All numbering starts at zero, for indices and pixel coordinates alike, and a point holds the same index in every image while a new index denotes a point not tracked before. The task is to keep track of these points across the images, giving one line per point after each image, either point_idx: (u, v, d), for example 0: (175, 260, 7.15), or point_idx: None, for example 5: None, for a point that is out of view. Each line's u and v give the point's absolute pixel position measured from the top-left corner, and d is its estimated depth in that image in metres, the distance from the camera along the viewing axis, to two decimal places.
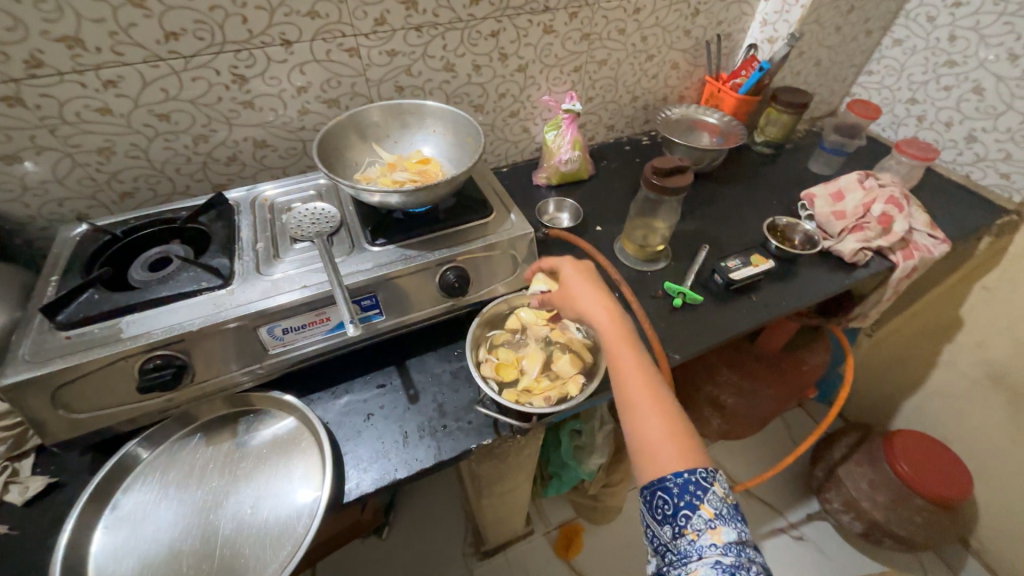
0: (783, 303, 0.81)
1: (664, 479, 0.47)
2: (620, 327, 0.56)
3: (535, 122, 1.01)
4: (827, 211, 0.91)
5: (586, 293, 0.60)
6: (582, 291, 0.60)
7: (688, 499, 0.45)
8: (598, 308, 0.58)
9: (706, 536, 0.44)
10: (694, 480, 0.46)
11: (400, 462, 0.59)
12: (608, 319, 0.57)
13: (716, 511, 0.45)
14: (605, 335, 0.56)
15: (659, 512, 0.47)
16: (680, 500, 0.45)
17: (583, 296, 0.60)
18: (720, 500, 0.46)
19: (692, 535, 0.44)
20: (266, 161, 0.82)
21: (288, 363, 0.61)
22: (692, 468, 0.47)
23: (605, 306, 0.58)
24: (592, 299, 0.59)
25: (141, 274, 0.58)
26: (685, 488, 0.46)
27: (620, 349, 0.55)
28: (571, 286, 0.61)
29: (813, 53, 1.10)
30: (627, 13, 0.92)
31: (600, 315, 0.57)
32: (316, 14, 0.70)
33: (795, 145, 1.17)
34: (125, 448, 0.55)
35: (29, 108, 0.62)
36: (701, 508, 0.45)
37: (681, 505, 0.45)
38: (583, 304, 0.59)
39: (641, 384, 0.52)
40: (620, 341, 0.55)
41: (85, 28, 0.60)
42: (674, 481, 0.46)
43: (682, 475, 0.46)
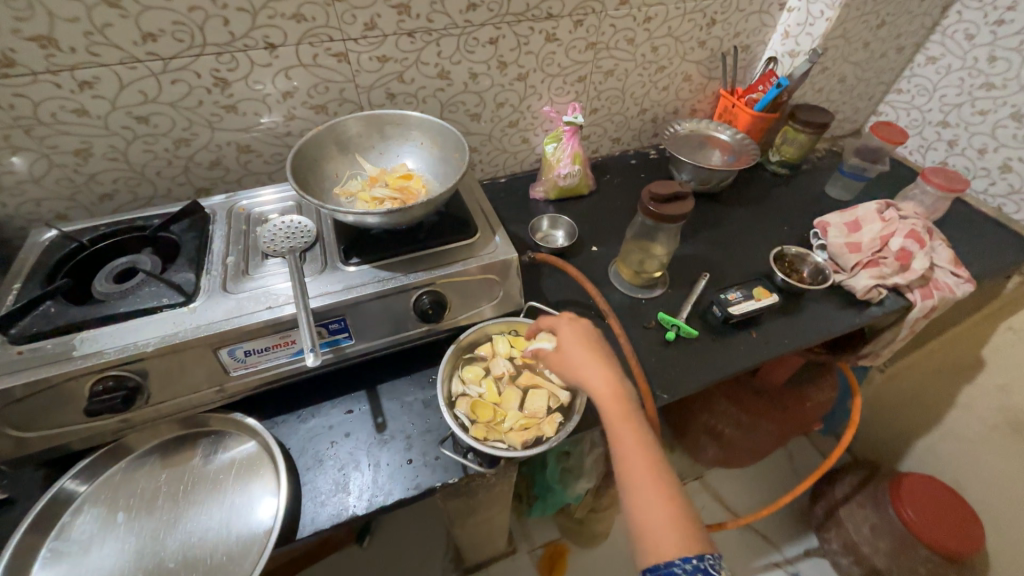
0: (785, 341, 0.75)
1: (667, 560, 0.44)
2: (624, 400, 0.53)
3: (535, 133, 0.96)
4: (841, 241, 0.85)
5: (584, 358, 0.56)
6: (578, 355, 0.57)
7: None
8: (596, 375, 0.54)
9: None
10: (702, 564, 0.44)
11: (360, 497, 0.56)
12: (608, 388, 0.53)
13: None
14: (605, 407, 0.52)
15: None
16: None
17: (583, 360, 0.56)
18: None
19: None
20: (250, 166, 0.79)
21: (251, 385, 0.59)
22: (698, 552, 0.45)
23: (606, 376, 0.54)
24: (591, 365, 0.55)
25: (104, 287, 0.56)
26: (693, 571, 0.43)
27: (622, 425, 0.51)
28: (568, 351, 0.57)
29: (838, 69, 1.03)
30: (636, 22, 0.87)
31: (598, 382, 0.54)
32: (302, 17, 0.66)
33: (812, 166, 1.10)
34: (61, 481, 0.52)
35: (3, 108, 0.61)
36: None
37: None
38: (580, 368, 0.56)
39: (644, 463, 0.49)
40: (620, 414, 0.52)
41: (58, 28, 0.57)
42: (682, 567, 0.44)
43: (689, 559, 0.44)
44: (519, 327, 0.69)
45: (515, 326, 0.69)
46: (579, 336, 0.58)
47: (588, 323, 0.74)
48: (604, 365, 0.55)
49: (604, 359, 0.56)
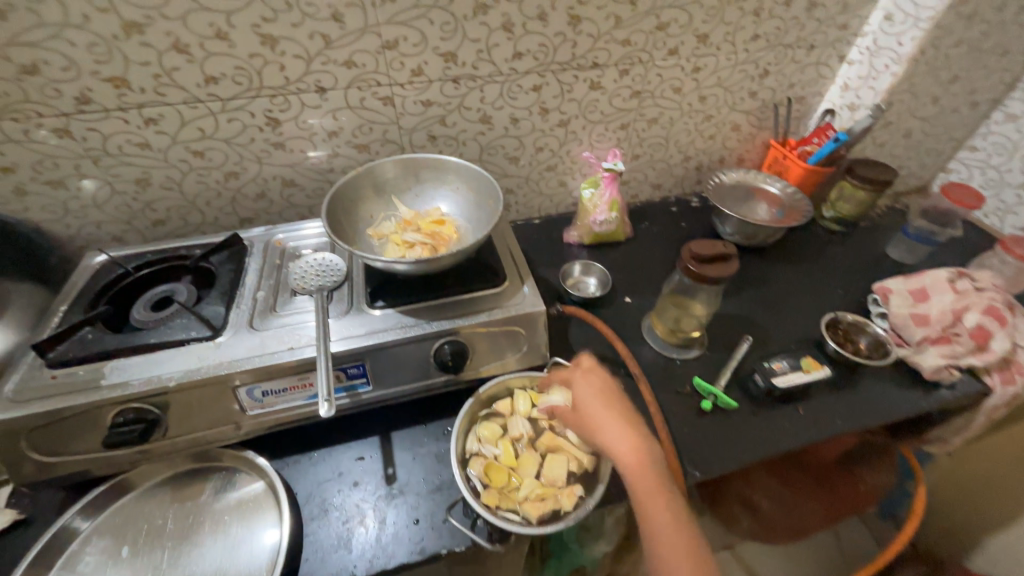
0: (837, 420, 0.68)
1: None
2: (647, 462, 0.49)
3: (573, 177, 0.95)
4: (905, 312, 0.77)
5: (606, 415, 0.53)
6: (597, 411, 0.54)
7: None
8: (620, 435, 0.51)
9: None
10: None
11: (361, 557, 0.53)
12: (634, 453, 0.50)
13: None
14: (629, 473, 0.49)
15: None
16: None
17: (608, 417, 0.53)
18: None
19: None
20: (293, 199, 0.82)
21: (266, 425, 0.58)
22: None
23: (627, 433, 0.51)
24: (614, 424, 0.52)
25: (140, 315, 0.58)
26: None
27: (650, 491, 0.48)
28: (587, 409, 0.54)
29: (903, 123, 0.97)
30: (685, 72, 0.85)
31: (623, 443, 0.50)
32: (353, 64, 0.69)
33: (871, 223, 1.03)
34: (63, 518, 0.52)
35: (76, 140, 0.66)
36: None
37: None
38: (602, 427, 0.52)
39: (680, 540, 0.45)
40: (648, 480, 0.48)
41: (132, 71, 0.62)
42: None
43: None
44: (542, 383, 0.65)
45: (537, 382, 0.65)
46: (598, 389, 0.56)
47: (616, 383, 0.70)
48: (628, 426, 0.52)
49: (626, 417, 0.53)
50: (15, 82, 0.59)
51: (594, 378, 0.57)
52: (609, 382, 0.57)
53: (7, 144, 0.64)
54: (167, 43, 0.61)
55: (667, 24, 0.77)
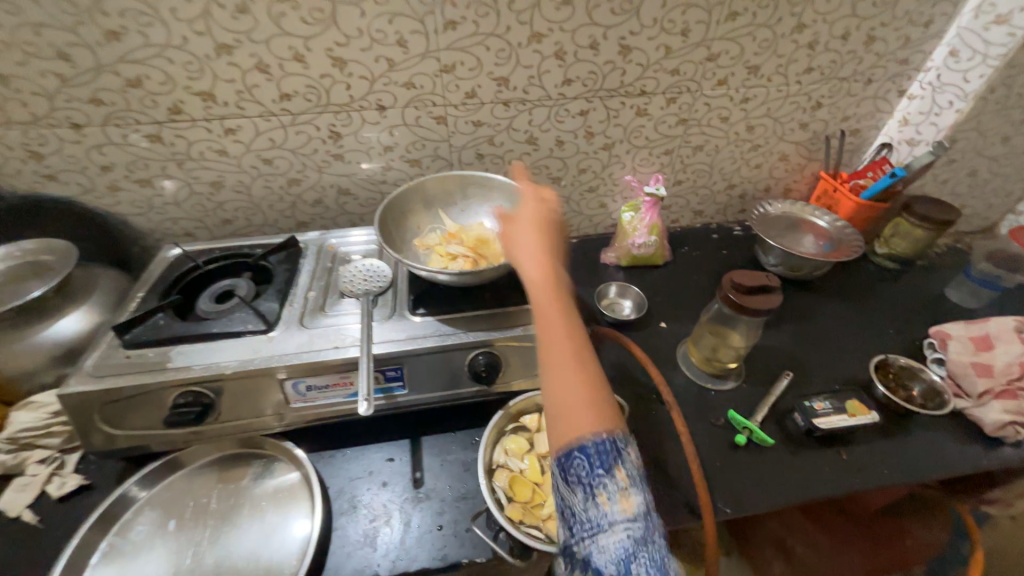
0: (885, 469, 0.64)
1: (577, 434, 0.40)
2: (555, 282, 0.48)
3: (614, 199, 0.96)
4: (965, 359, 0.72)
5: (530, 236, 0.52)
6: (523, 237, 0.52)
7: (603, 463, 0.39)
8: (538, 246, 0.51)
9: (618, 508, 0.38)
10: (612, 443, 0.40)
11: (385, 558, 0.54)
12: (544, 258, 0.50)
13: (630, 476, 0.39)
14: (534, 291, 0.48)
15: (580, 488, 0.39)
16: (596, 464, 0.39)
17: (537, 236, 0.52)
18: (634, 469, 0.40)
19: (603, 502, 0.38)
20: (346, 207, 0.87)
21: (307, 418, 0.61)
22: (612, 431, 0.40)
23: (541, 255, 0.50)
24: (530, 243, 0.52)
25: (205, 306, 0.63)
26: (601, 449, 0.39)
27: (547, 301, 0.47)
28: (510, 233, 0.53)
29: (968, 161, 0.92)
30: (733, 102, 0.85)
31: (534, 263, 0.49)
32: (412, 85, 0.74)
33: (930, 263, 0.97)
34: (125, 485, 0.56)
35: (165, 145, 0.73)
36: (614, 471, 0.39)
37: (595, 468, 0.39)
38: (520, 250, 0.51)
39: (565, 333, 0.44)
40: (551, 297, 0.47)
41: (218, 86, 0.69)
42: (591, 441, 0.39)
43: (601, 436, 0.39)
44: None
45: None
46: (535, 221, 0.54)
47: (647, 409, 0.69)
48: (548, 245, 0.52)
49: (547, 248, 0.51)
50: (121, 93, 0.67)
51: (537, 214, 0.55)
52: (542, 212, 0.55)
53: (109, 146, 0.72)
54: (251, 64, 0.67)
55: (717, 55, 0.78)
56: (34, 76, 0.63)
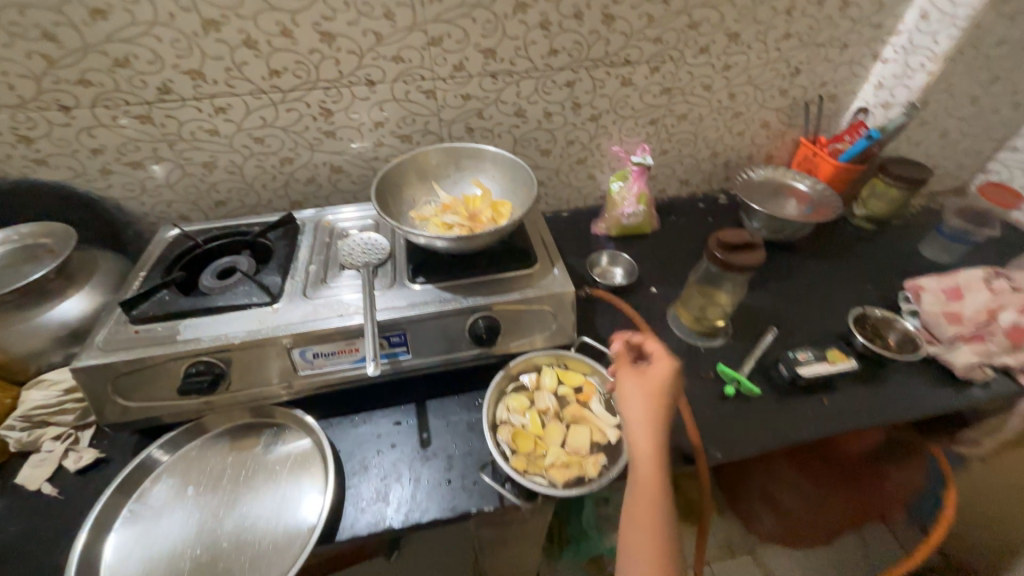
0: (863, 411, 0.68)
1: None
2: (659, 460, 0.50)
3: (602, 170, 0.98)
4: (938, 310, 0.77)
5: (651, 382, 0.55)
6: (635, 407, 0.52)
7: None
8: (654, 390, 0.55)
9: None
10: None
11: (397, 511, 0.57)
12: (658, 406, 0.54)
13: None
14: (639, 467, 0.50)
15: None
16: None
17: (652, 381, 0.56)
18: None
19: None
20: (339, 185, 0.88)
21: (315, 386, 0.63)
22: None
23: (649, 430, 0.51)
24: (638, 410, 0.52)
25: (208, 282, 0.65)
26: None
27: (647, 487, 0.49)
28: (627, 393, 0.54)
29: (939, 122, 0.96)
30: (715, 70, 0.87)
31: (644, 442, 0.51)
32: (400, 59, 0.74)
33: (905, 223, 1.02)
34: (148, 449, 0.59)
35: (156, 125, 0.73)
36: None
37: None
38: (632, 421, 0.52)
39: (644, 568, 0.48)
40: (652, 483, 0.49)
41: (207, 64, 0.69)
42: None
43: None
44: (569, 362, 0.69)
45: (563, 359, 0.69)
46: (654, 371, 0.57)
47: None
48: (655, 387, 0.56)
49: (661, 421, 0.51)
50: (109, 73, 0.67)
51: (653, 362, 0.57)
52: (664, 383, 0.53)
53: (99, 129, 0.72)
54: (239, 40, 0.68)
55: (698, 22, 0.80)
56: (20, 58, 0.63)
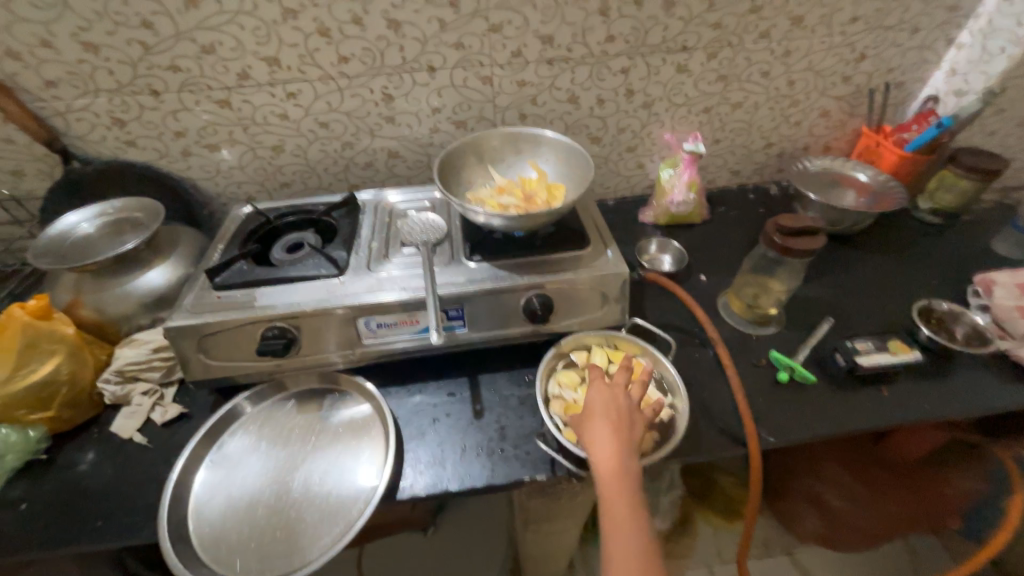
0: (928, 405, 0.66)
1: None
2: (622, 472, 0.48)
3: (652, 159, 0.98)
4: (1011, 304, 0.72)
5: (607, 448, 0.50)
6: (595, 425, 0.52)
7: None
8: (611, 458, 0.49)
9: None
10: None
11: (454, 475, 0.59)
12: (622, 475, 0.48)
13: None
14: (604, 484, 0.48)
15: None
16: None
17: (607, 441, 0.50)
18: None
19: None
20: (395, 169, 0.91)
21: (376, 355, 0.67)
22: None
23: (611, 444, 0.50)
24: (602, 428, 0.51)
25: (280, 255, 0.69)
26: None
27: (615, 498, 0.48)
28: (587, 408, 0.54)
29: (1017, 111, 0.91)
30: (774, 56, 0.85)
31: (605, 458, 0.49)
32: (461, 46, 0.77)
33: (974, 218, 0.97)
34: (234, 401, 0.64)
35: (233, 110, 0.79)
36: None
37: None
38: (593, 439, 0.51)
39: None
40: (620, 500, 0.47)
41: (283, 51, 0.73)
42: None
43: None
44: (619, 343, 0.70)
45: (614, 340, 0.70)
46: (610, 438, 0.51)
47: (691, 352, 0.73)
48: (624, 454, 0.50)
49: (619, 435, 0.51)
50: (196, 59, 0.72)
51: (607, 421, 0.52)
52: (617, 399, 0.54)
53: (183, 112, 0.77)
54: (313, 28, 0.72)
55: (760, 6, 0.79)
56: (121, 45, 0.69)
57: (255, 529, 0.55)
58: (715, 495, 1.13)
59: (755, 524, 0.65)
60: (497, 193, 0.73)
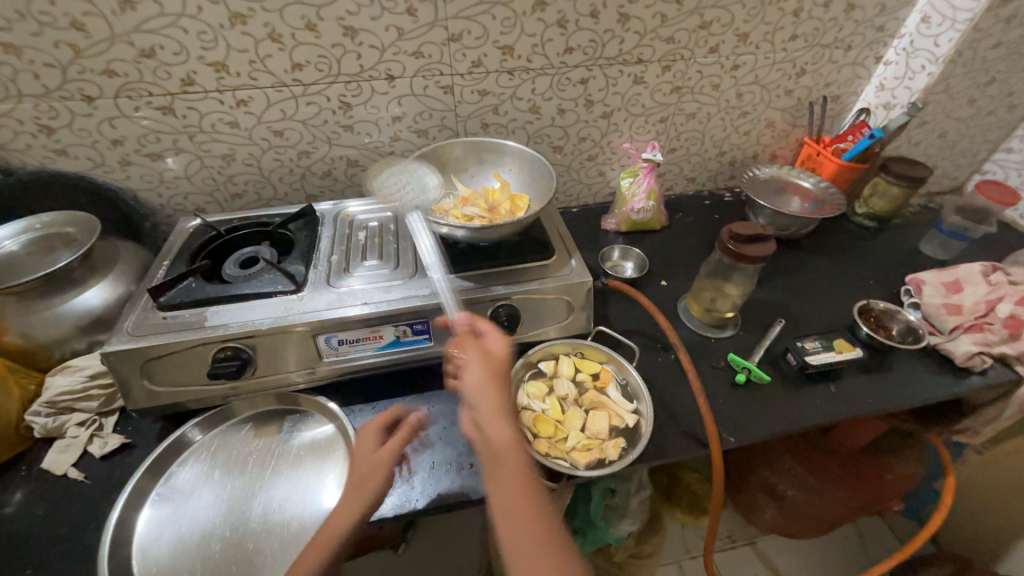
0: (869, 399, 0.70)
1: None
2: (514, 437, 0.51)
3: (612, 167, 1.00)
4: (938, 301, 0.79)
5: (489, 404, 0.52)
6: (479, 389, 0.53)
7: None
8: (494, 412, 0.52)
9: None
10: None
11: (422, 493, 0.58)
12: (507, 427, 0.51)
13: None
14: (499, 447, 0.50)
15: None
16: None
17: (493, 405, 0.52)
18: None
19: None
20: (355, 178, 0.89)
21: (339, 372, 0.65)
22: None
23: (500, 409, 0.52)
24: (487, 394, 0.53)
25: (232, 271, 0.66)
26: None
27: (512, 463, 0.49)
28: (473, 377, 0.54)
29: (938, 123, 1.00)
30: (724, 70, 0.89)
31: (497, 425, 0.51)
32: (421, 55, 0.76)
33: (905, 221, 1.05)
34: (182, 428, 0.61)
35: (177, 117, 0.74)
36: None
37: None
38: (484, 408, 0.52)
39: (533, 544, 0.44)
40: (517, 463, 0.49)
41: (231, 56, 0.70)
42: None
43: None
44: (585, 350, 0.71)
45: (580, 348, 0.71)
46: (497, 406, 0.52)
47: (654, 356, 0.75)
48: (502, 404, 0.53)
49: (504, 399, 0.53)
50: (134, 63, 0.68)
51: (493, 389, 0.53)
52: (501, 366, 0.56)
53: (120, 119, 0.72)
54: (265, 33, 0.69)
55: (710, 22, 0.82)
56: (47, 47, 0.64)
57: (208, 564, 0.52)
58: (681, 492, 1.17)
59: (718, 521, 0.68)
60: (461, 203, 0.72)
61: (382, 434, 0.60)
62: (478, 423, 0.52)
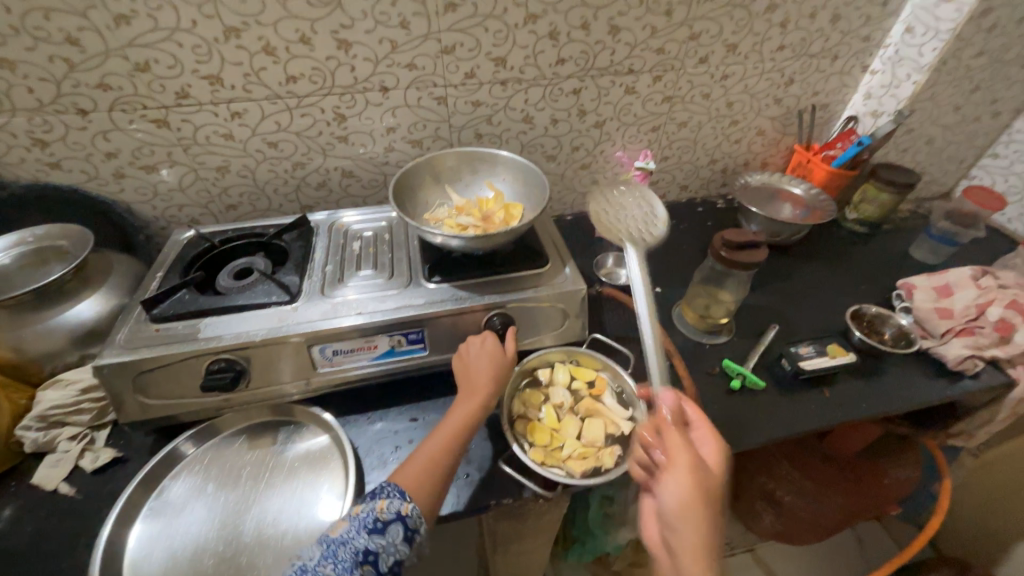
0: (863, 404, 0.71)
1: None
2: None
3: (605, 175, 1.01)
4: (929, 306, 0.80)
5: (693, 540, 0.45)
6: (681, 515, 0.46)
7: None
8: (696, 553, 0.45)
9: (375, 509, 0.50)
10: None
11: None
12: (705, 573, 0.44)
13: None
14: None
15: None
16: None
17: (695, 540, 0.45)
18: None
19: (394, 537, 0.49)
20: (350, 189, 0.89)
21: (333, 383, 0.64)
22: None
23: (703, 548, 0.45)
24: (690, 524, 0.46)
25: (226, 282, 0.66)
26: None
27: None
28: (677, 497, 0.47)
29: (925, 130, 1.02)
30: (713, 79, 0.91)
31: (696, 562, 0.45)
32: (414, 67, 0.77)
33: (895, 226, 1.06)
34: (175, 441, 0.60)
35: (171, 129, 0.75)
36: None
37: None
38: (686, 538, 0.46)
39: None
40: None
41: (226, 70, 0.71)
42: None
43: None
44: (580, 358, 0.71)
45: (575, 356, 0.71)
46: (698, 544, 0.45)
47: (649, 363, 0.75)
48: (706, 543, 0.45)
49: (708, 535, 0.46)
50: (129, 77, 0.68)
51: (695, 521, 0.46)
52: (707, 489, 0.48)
53: (115, 132, 0.73)
54: (259, 47, 0.69)
55: (699, 34, 0.84)
56: (42, 62, 0.64)
57: None
58: None
59: None
60: (456, 212, 0.73)
61: (497, 350, 0.63)
62: (677, 551, 0.46)
